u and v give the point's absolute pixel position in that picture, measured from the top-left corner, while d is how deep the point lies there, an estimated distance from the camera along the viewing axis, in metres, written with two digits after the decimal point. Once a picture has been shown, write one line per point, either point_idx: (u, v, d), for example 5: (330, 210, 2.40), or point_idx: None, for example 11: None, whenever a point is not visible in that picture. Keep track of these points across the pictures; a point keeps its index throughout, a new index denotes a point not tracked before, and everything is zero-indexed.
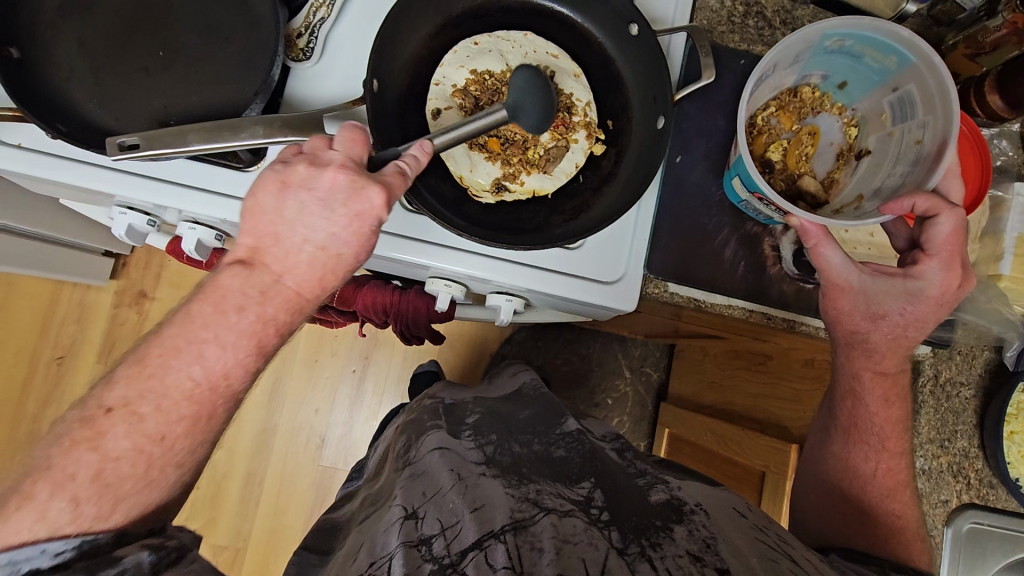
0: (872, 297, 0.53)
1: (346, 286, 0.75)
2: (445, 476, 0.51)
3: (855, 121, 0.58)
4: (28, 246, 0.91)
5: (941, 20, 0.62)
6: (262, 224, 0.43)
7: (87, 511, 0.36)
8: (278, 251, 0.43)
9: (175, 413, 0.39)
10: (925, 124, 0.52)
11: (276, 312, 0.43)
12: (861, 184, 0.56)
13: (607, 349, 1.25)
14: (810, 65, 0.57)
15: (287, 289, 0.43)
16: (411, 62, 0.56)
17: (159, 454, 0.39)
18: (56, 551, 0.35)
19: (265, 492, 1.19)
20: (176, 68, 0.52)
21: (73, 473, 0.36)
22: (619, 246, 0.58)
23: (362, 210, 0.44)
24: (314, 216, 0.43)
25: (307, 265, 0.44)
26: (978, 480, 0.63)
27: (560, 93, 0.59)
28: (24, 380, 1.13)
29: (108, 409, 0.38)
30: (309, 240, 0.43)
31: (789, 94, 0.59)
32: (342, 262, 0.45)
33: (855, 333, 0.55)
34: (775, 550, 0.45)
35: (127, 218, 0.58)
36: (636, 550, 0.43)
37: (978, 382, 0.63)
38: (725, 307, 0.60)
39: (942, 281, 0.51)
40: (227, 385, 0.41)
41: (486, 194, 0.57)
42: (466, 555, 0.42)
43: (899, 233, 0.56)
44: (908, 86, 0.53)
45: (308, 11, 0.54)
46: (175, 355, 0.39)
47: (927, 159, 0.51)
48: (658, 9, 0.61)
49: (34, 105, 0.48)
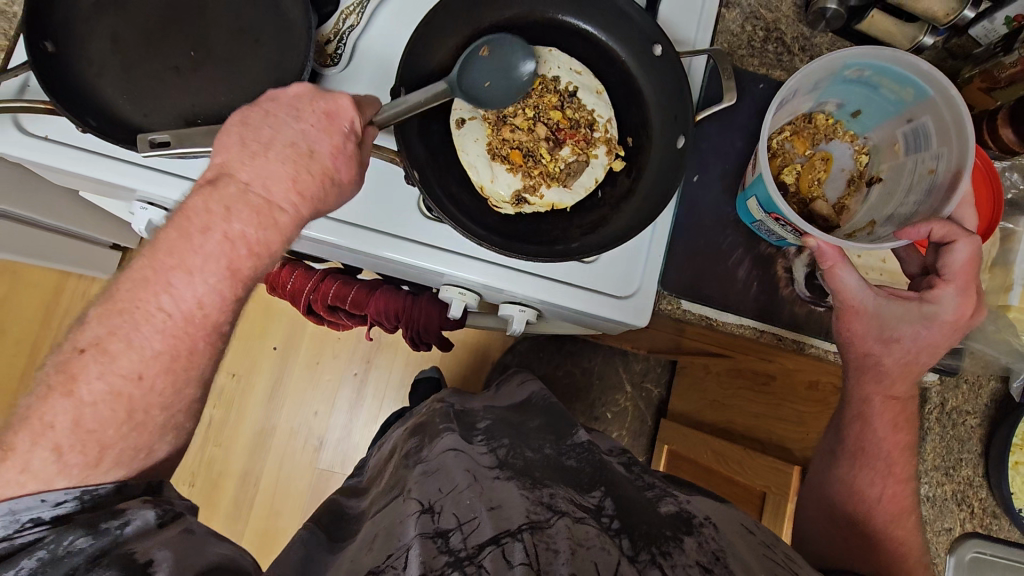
0: (885, 322, 0.54)
1: (360, 290, 0.76)
2: (460, 475, 0.52)
3: (866, 150, 0.60)
4: (36, 236, 0.92)
5: (956, 54, 0.64)
6: (227, 142, 0.43)
7: (72, 461, 0.39)
8: (250, 160, 0.43)
9: (149, 349, 0.41)
10: (940, 155, 0.54)
11: (245, 226, 0.42)
12: (873, 210, 0.58)
13: (608, 362, 1.25)
14: (828, 92, 0.58)
15: (255, 197, 0.42)
16: (437, 73, 0.57)
17: (138, 397, 0.41)
18: (56, 500, 0.38)
19: (260, 492, 1.19)
20: (207, 67, 0.53)
21: (52, 422, 0.38)
22: (636, 259, 0.58)
23: (328, 110, 0.45)
24: (281, 119, 0.44)
25: (277, 166, 0.43)
26: (982, 509, 0.63)
27: (582, 109, 0.60)
28: (22, 369, 1.12)
29: (80, 350, 0.40)
30: (280, 141, 0.44)
31: (804, 119, 0.60)
32: (317, 162, 0.44)
33: (866, 356, 0.56)
34: (780, 567, 0.46)
35: (147, 214, 0.57)
36: (646, 558, 0.44)
37: (983, 412, 0.63)
38: (735, 326, 0.60)
39: (956, 308, 0.53)
40: (202, 315, 0.42)
41: (507, 206, 0.57)
42: (483, 548, 0.43)
43: (911, 260, 0.57)
44: (922, 118, 0.55)
45: (338, 18, 0.56)
46: (144, 286, 0.41)
47: (940, 189, 0.53)
48: (680, 31, 0.62)
49: (65, 99, 0.48)
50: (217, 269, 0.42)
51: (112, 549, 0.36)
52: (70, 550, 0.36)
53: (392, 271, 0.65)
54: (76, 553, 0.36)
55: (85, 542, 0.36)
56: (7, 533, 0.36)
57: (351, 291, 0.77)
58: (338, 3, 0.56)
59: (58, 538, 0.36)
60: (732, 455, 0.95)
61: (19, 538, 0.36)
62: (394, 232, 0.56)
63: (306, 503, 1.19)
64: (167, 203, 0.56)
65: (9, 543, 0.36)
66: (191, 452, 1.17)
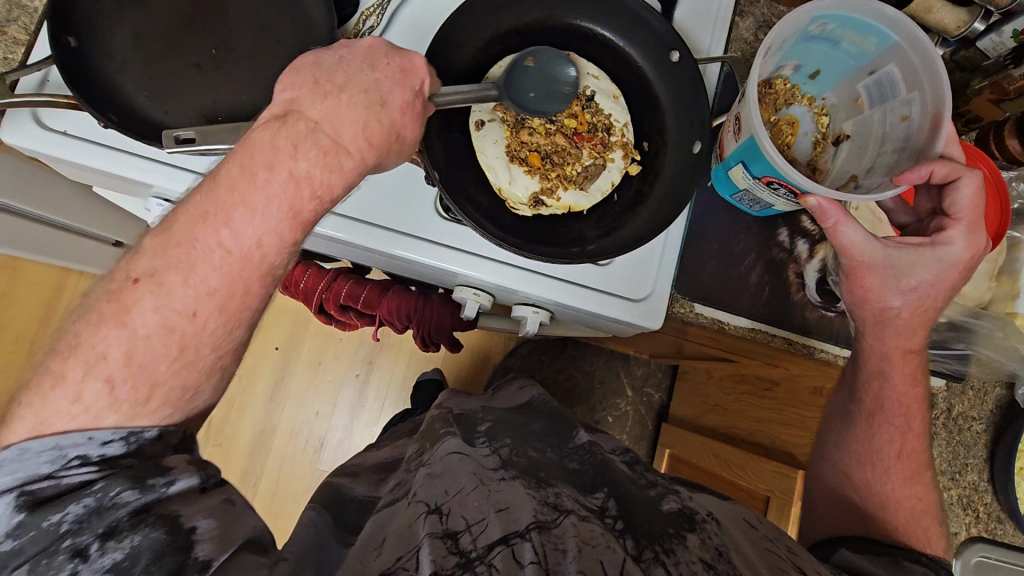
0: (899, 268, 0.54)
1: (372, 290, 0.77)
2: (467, 478, 0.51)
3: (825, 111, 0.60)
4: (39, 230, 0.91)
5: (964, 65, 0.64)
6: (301, 77, 0.44)
7: (122, 396, 0.37)
8: (317, 100, 0.43)
9: (205, 286, 0.39)
10: (910, 101, 0.53)
11: (309, 167, 0.42)
12: (849, 165, 0.57)
13: (610, 366, 1.25)
14: (788, 54, 0.57)
15: (324, 136, 0.43)
16: (457, 75, 0.57)
17: (192, 334, 0.39)
18: (103, 440, 0.36)
19: (260, 492, 1.18)
20: (229, 65, 0.53)
21: (104, 353, 0.37)
22: (649, 263, 0.59)
23: (402, 65, 0.46)
24: (355, 66, 0.46)
25: (348, 108, 0.44)
26: (988, 514, 0.64)
27: (600, 113, 0.60)
28: (22, 364, 1.11)
29: (135, 280, 0.38)
30: (351, 84, 0.45)
31: (765, 86, 0.59)
32: (385, 111, 0.45)
33: (885, 309, 0.56)
34: (783, 560, 0.47)
35: (163, 210, 0.58)
36: (650, 556, 0.44)
37: (989, 418, 0.64)
38: (748, 331, 0.61)
39: (969, 244, 0.53)
40: (260, 254, 0.41)
41: (524, 207, 0.58)
42: (492, 548, 0.42)
43: (899, 211, 0.61)
44: (888, 67, 0.54)
45: (359, 19, 0.57)
46: (201, 222, 0.40)
47: (919, 133, 0.53)
48: (695, 39, 0.62)
49: (87, 93, 0.49)
50: (278, 210, 0.41)
51: (155, 507, 0.34)
52: (116, 502, 0.34)
53: (403, 270, 0.65)
54: (121, 506, 0.34)
55: (131, 496, 0.34)
56: (54, 469, 0.35)
57: (363, 291, 0.77)
58: (359, 4, 0.57)
59: (106, 487, 0.34)
60: (737, 461, 0.95)
61: (67, 477, 0.35)
62: (409, 232, 0.56)
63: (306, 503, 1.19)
64: (183, 199, 0.56)
65: (55, 482, 0.34)
66: None
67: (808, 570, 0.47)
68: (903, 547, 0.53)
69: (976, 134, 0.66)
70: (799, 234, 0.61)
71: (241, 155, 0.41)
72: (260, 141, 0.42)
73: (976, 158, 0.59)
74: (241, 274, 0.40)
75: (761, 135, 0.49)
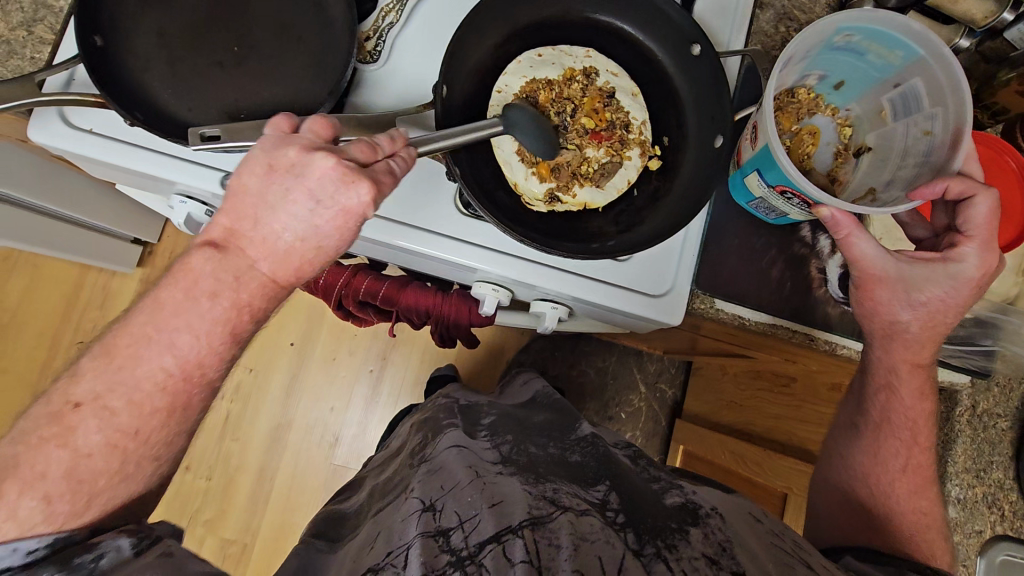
0: (910, 283, 0.54)
1: (390, 286, 0.76)
2: (461, 472, 0.51)
3: (849, 122, 0.59)
4: (57, 227, 0.91)
5: (990, 56, 0.64)
6: (244, 205, 0.44)
7: (58, 509, 0.39)
8: (255, 235, 0.43)
9: (149, 404, 0.41)
10: (933, 116, 0.53)
11: (250, 298, 0.44)
12: (869, 177, 0.56)
13: (623, 362, 1.25)
14: (812, 64, 0.56)
15: (261, 275, 0.44)
16: (477, 70, 0.58)
17: (132, 449, 0.41)
18: (28, 550, 0.38)
19: (276, 486, 1.19)
20: (249, 62, 0.53)
21: (42, 472, 0.39)
22: (670, 257, 0.58)
23: (348, 205, 0.44)
24: (297, 206, 0.43)
25: (283, 253, 0.44)
26: (1013, 512, 0.62)
27: (618, 110, 0.60)
28: (42, 362, 1.12)
29: (76, 404, 0.40)
30: (288, 229, 0.43)
31: (787, 94, 0.58)
32: (322, 254, 0.45)
33: (894, 323, 0.56)
34: (791, 556, 0.46)
35: (186, 207, 0.58)
36: (652, 551, 0.44)
37: (1015, 415, 0.63)
38: (770, 327, 0.61)
39: (981, 262, 0.53)
40: (201, 374, 0.43)
41: (540, 203, 0.58)
42: (483, 547, 0.42)
43: (916, 224, 0.59)
44: (912, 81, 0.54)
45: (377, 15, 0.57)
46: (146, 343, 0.41)
47: (940, 150, 0.52)
48: (714, 31, 0.62)
49: (114, 92, 0.49)
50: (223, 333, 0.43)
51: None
52: None
53: (420, 265, 0.66)
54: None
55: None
56: None
57: (382, 287, 0.76)
58: (378, 1, 0.57)
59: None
60: (753, 458, 0.94)
61: None
62: (426, 227, 0.56)
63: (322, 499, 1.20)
64: (205, 196, 0.57)
65: None
66: (210, 447, 1.18)
67: (817, 566, 0.46)
68: (903, 559, 0.53)
69: (1003, 126, 0.65)
70: (821, 229, 0.61)
71: (182, 281, 0.42)
72: (199, 272, 0.42)
73: (1002, 152, 0.59)
74: (179, 391, 0.42)
75: (777, 145, 0.49)
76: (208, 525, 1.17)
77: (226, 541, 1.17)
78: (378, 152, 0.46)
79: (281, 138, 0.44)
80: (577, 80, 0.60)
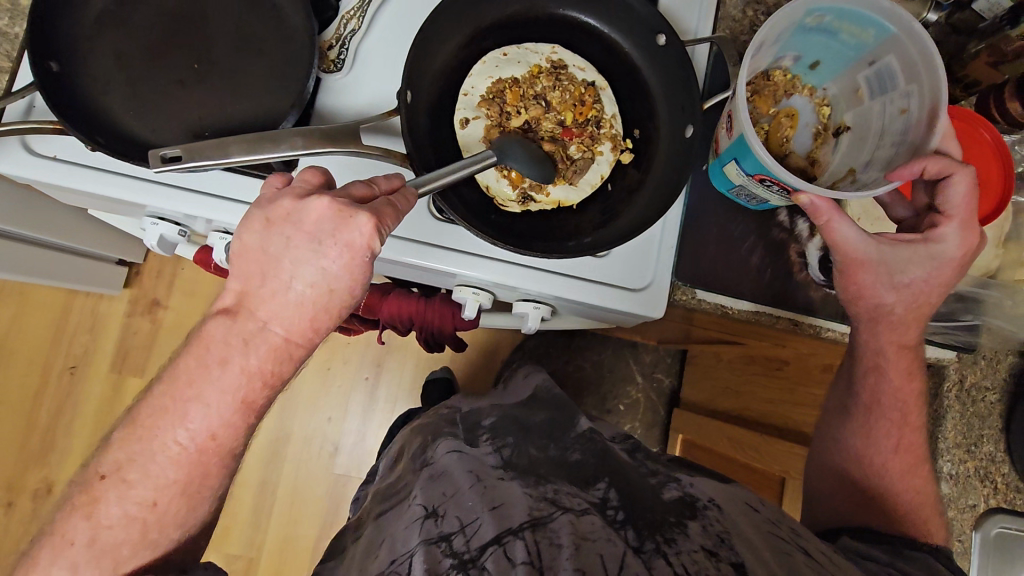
0: (892, 266, 0.54)
1: (371, 295, 0.76)
2: (462, 477, 0.51)
3: (827, 101, 0.58)
4: (41, 256, 0.91)
5: (960, 28, 0.63)
6: (253, 264, 0.42)
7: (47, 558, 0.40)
8: (264, 293, 0.42)
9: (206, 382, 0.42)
10: (909, 94, 0.52)
11: (262, 363, 0.42)
12: (847, 159, 0.56)
13: (618, 354, 1.25)
14: (784, 47, 0.56)
15: (274, 336, 0.42)
16: (442, 74, 0.57)
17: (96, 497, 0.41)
18: None
19: (278, 501, 1.19)
20: (211, 79, 0.53)
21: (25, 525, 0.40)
22: (649, 253, 0.58)
23: (351, 240, 0.41)
24: (302, 249, 0.41)
25: (295, 304, 0.42)
26: (1006, 484, 0.62)
27: (590, 106, 0.59)
28: (35, 388, 1.12)
29: None
30: (299, 279, 0.41)
31: (763, 78, 0.57)
32: (337, 297, 0.43)
33: (879, 307, 0.55)
34: (789, 543, 0.46)
35: (158, 228, 0.58)
36: (651, 547, 0.43)
37: (1003, 388, 0.63)
38: (753, 315, 0.61)
39: (961, 241, 0.53)
40: None
41: (513, 204, 0.57)
42: (485, 550, 0.42)
43: (897, 204, 0.59)
44: (886, 58, 0.53)
45: (339, 23, 0.56)
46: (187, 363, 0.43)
47: (917, 127, 0.52)
48: (680, 20, 0.61)
49: (74, 117, 0.49)
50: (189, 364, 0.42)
51: None
52: None
53: (403, 274, 0.65)
54: None
55: None
56: None
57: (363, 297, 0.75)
58: (339, 8, 0.56)
59: None
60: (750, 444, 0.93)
61: None
62: (401, 235, 0.56)
63: (325, 510, 1.20)
64: (177, 217, 0.56)
65: None
66: None
67: (813, 551, 0.46)
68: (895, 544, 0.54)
69: (976, 97, 0.65)
70: (799, 213, 0.60)
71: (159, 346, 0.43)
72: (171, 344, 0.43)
73: (976, 125, 0.59)
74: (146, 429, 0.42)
75: (750, 134, 0.49)
76: (212, 543, 1.17)
77: (232, 556, 1.18)
78: (373, 190, 0.44)
79: (275, 192, 0.43)
80: (553, 88, 0.59)
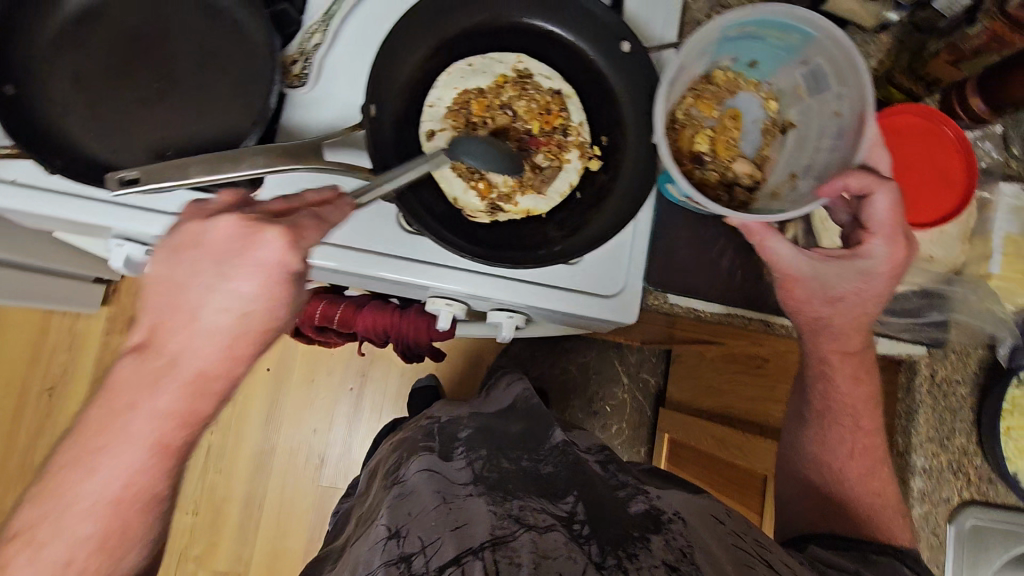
0: (824, 280, 0.54)
1: (346, 309, 0.75)
2: (429, 496, 0.51)
3: (773, 95, 0.58)
4: (13, 277, 0.89)
5: (922, 26, 0.63)
6: (160, 297, 0.40)
7: None
8: (176, 325, 0.40)
9: None
10: (842, 96, 0.53)
11: (186, 399, 0.40)
12: (791, 160, 0.56)
13: (603, 356, 1.25)
14: (718, 50, 0.55)
15: (193, 366, 0.40)
16: (408, 86, 0.57)
17: None
18: None
19: (265, 515, 1.18)
20: (173, 97, 0.52)
21: None
22: (621, 260, 0.58)
23: (262, 258, 0.40)
24: (211, 274, 0.40)
25: (210, 332, 0.40)
26: (978, 476, 0.63)
27: (556, 115, 0.60)
28: (14, 410, 1.10)
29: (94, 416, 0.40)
30: (211, 305, 0.40)
31: (703, 81, 0.57)
32: (255, 318, 0.41)
33: (816, 319, 0.57)
34: (751, 556, 0.46)
35: (125, 249, 0.57)
36: (614, 563, 0.43)
37: (973, 381, 0.64)
38: (724, 318, 0.62)
39: (889, 255, 0.53)
40: None
41: (481, 215, 0.58)
42: (443, 571, 0.42)
43: (839, 209, 0.57)
44: (818, 60, 0.53)
45: (302, 38, 0.56)
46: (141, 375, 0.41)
47: (848, 132, 0.52)
48: (646, 26, 0.62)
49: (31, 141, 0.48)
50: None
51: None
52: None
53: (378, 288, 0.64)
54: None
55: None
56: None
57: (337, 311, 0.75)
58: (302, 23, 0.56)
59: None
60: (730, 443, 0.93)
61: None
62: (369, 249, 0.55)
63: (314, 522, 1.19)
64: (143, 237, 0.55)
65: None
66: (194, 483, 1.17)
67: (776, 564, 0.46)
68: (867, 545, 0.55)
69: (939, 95, 0.66)
70: None
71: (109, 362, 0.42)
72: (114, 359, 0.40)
73: (940, 122, 0.59)
74: None
75: (668, 161, 0.48)
76: (200, 560, 1.16)
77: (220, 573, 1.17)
78: (291, 203, 0.43)
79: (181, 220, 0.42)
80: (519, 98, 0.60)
